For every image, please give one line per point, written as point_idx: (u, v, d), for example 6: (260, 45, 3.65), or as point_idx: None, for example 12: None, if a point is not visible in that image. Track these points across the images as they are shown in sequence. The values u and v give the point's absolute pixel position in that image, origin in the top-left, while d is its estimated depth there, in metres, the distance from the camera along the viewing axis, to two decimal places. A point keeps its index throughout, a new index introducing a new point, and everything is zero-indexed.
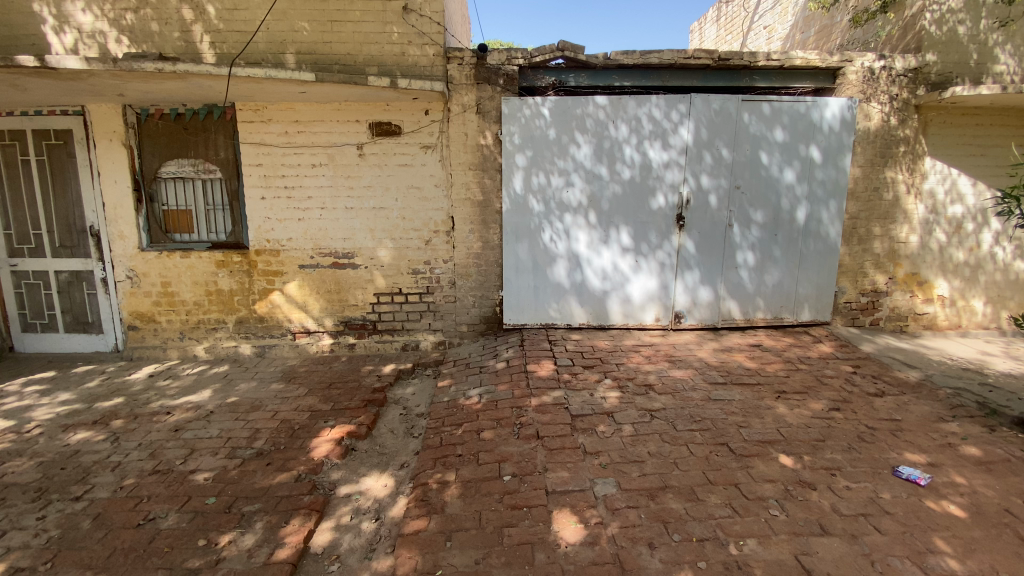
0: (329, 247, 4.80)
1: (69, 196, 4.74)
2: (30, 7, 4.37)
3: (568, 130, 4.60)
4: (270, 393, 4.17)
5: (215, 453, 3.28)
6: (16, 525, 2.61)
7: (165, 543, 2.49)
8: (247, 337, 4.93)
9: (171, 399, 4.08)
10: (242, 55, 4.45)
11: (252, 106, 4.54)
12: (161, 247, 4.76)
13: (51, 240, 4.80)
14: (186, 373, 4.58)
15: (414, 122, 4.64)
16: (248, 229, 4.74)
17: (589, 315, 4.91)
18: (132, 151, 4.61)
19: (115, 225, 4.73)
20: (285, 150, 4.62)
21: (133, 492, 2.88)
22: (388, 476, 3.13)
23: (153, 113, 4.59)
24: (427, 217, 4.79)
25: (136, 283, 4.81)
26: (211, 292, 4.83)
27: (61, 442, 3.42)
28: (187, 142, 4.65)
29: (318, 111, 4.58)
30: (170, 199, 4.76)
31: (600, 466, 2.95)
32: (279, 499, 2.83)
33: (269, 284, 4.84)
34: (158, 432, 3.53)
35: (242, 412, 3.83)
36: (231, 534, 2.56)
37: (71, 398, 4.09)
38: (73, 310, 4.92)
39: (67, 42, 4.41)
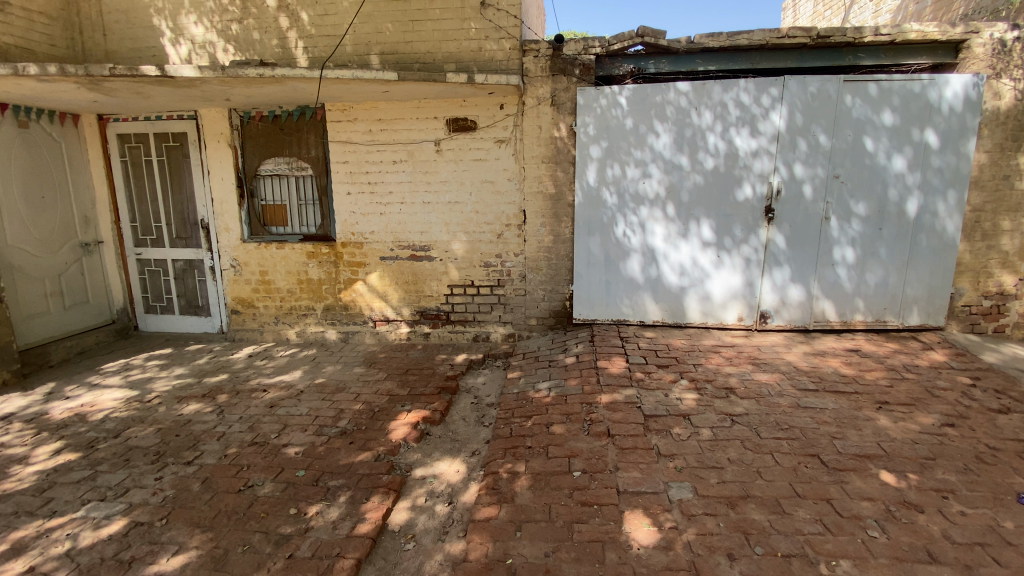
0: (407, 240, 4.99)
1: (183, 193, 5.28)
2: (151, 22, 4.90)
3: (647, 118, 4.44)
4: (353, 376, 4.44)
5: (305, 430, 3.53)
6: (139, 483, 2.97)
7: (261, 509, 2.72)
8: (333, 323, 5.25)
9: (268, 378, 4.45)
10: (332, 58, 4.73)
11: (340, 106, 4.80)
12: (260, 239, 5.19)
13: (169, 232, 5.39)
14: (280, 355, 4.98)
15: (489, 117, 4.68)
16: (335, 223, 5.05)
17: (665, 312, 4.72)
18: (236, 151, 5.05)
19: (221, 218, 5.21)
20: (369, 148, 4.85)
21: (234, 460, 3.17)
22: (460, 462, 3.21)
23: (254, 115, 5.00)
24: (500, 211, 4.83)
25: (238, 272, 5.27)
26: (302, 281, 5.19)
27: (177, 412, 3.84)
28: (283, 141, 5.01)
29: (400, 109, 4.75)
30: (267, 195, 5.16)
31: (675, 469, 2.83)
32: (361, 477, 3.00)
33: (353, 275, 5.13)
34: (256, 408, 3.87)
35: (328, 393, 4.10)
36: (317, 506, 2.74)
37: (184, 373, 4.59)
38: (186, 294, 5.50)
39: (182, 53, 4.90)
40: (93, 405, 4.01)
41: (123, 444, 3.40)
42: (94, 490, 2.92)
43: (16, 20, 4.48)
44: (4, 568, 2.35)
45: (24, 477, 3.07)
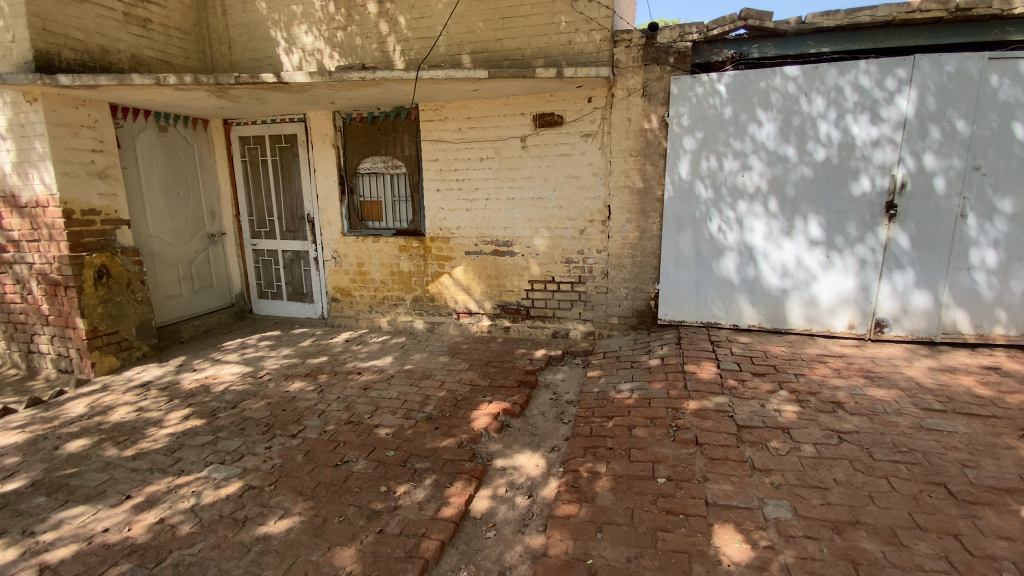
0: (491, 235, 5.08)
1: (292, 189, 5.78)
2: (269, 34, 5.39)
3: (749, 107, 4.15)
4: (438, 364, 4.61)
5: (394, 413, 3.73)
6: (252, 450, 3.30)
7: (355, 483, 2.91)
8: (421, 313, 5.49)
9: (362, 361, 4.76)
10: (426, 59, 4.92)
11: (433, 106, 4.98)
12: (357, 233, 5.53)
13: (280, 225, 5.93)
14: (373, 341, 5.30)
15: (576, 111, 4.62)
16: (425, 218, 5.26)
17: (763, 316, 4.40)
18: (338, 150, 5.42)
19: (324, 214, 5.62)
20: (458, 146, 4.99)
21: (332, 436, 3.42)
22: (540, 457, 3.21)
23: (354, 117, 5.32)
24: (584, 207, 4.76)
25: (338, 263, 5.67)
26: (394, 273, 5.48)
27: (284, 388, 4.22)
28: (380, 141, 5.30)
29: (488, 107, 4.83)
30: (364, 192, 5.50)
31: (771, 485, 2.63)
32: (445, 462, 3.10)
33: (439, 268, 5.32)
34: (351, 389, 4.15)
35: (415, 379, 4.30)
36: (405, 485, 2.88)
37: (290, 354, 5.04)
38: (293, 282, 6.03)
39: (294, 61, 5.34)
40: (215, 378, 4.52)
41: (239, 414, 3.80)
42: (216, 453, 3.29)
43: (157, 35, 5.13)
44: (142, 516, 2.69)
45: (159, 437, 3.52)
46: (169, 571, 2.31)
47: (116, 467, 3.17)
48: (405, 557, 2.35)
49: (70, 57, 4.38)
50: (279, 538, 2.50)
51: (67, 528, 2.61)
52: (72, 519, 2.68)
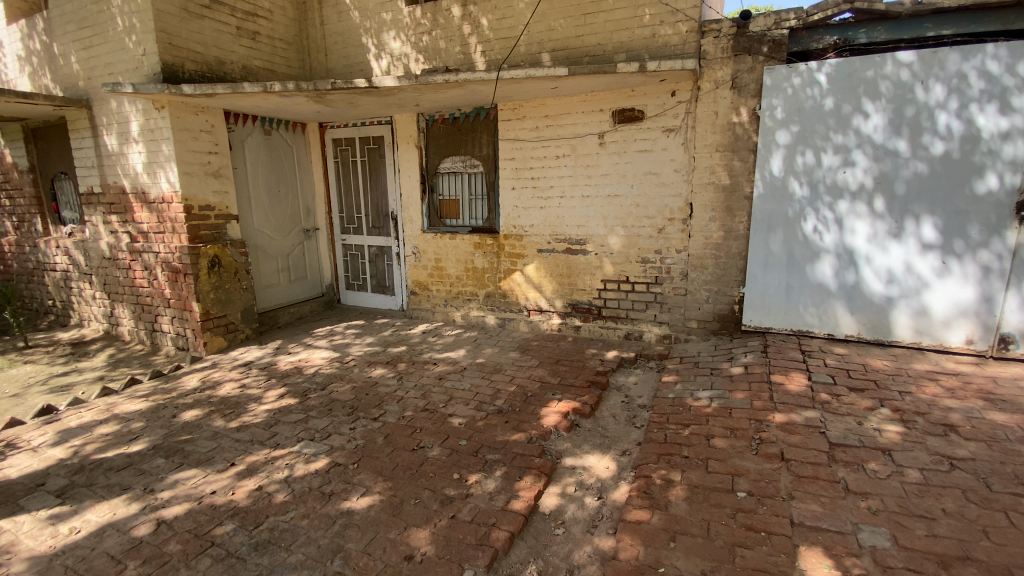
0: (564, 233, 5.06)
1: (378, 188, 6.11)
2: (361, 41, 5.73)
3: (853, 97, 3.81)
4: (509, 359, 4.68)
5: (467, 404, 3.84)
6: (338, 430, 3.54)
7: (430, 469, 3.03)
8: (492, 309, 5.60)
9: (437, 352, 4.95)
10: (507, 59, 4.99)
11: (511, 105, 5.05)
12: (436, 230, 5.75)
13: (366, 222, 6.30)
14: (448, 333, 5.48)
15: (659, 105, 4.47)
16: (500, 216, 5.35)
17: (863, 325, 4.03)
18: (421, 150, 5.65)
19: (406, 211, 5.89)
20: (535, 144, 5.02)
21: (410, 422, 3.59)
22: (610, 459, 3.17)
23: (437, 118, 5.52)
24: (663, 204, 4.61)
25: (417, 258, 5.92)
26: (469, 269, 5.63)
27: (366, 374, 4.49)
28: (460, 140, 5.46)
29: (567, 104, 4.81)
30: (444, 190, 5.69)
31: (867, 510, 2.40)
32: (515, 455, 3.15)
33: (512, 265, 5.39)
34: (427, 378, 4.33)
35: (487, 372, 4.40)
36: (477, 475, 2.96)
37: (372, 342, 5.35)
38: (377, 275, 6.38)
39: (383, 66, 5.64)
40: (307, 361, 4.91)
41: (327, 396, 4.10)
42: (306, 430, 3.57)
43: (264, 46, 5.62)
44: (243, 482, 2.98)
45: (259, 412, 3.88)
46: (267, 534, 2.53)
47: (223, 437, 3.53)
48: (476, 544, 2.41)
49: (191, 69, 4.92)
50: (361, 513, 2.67)
51: (182, 487, 2.94)
52: (186, 480, 3.02)
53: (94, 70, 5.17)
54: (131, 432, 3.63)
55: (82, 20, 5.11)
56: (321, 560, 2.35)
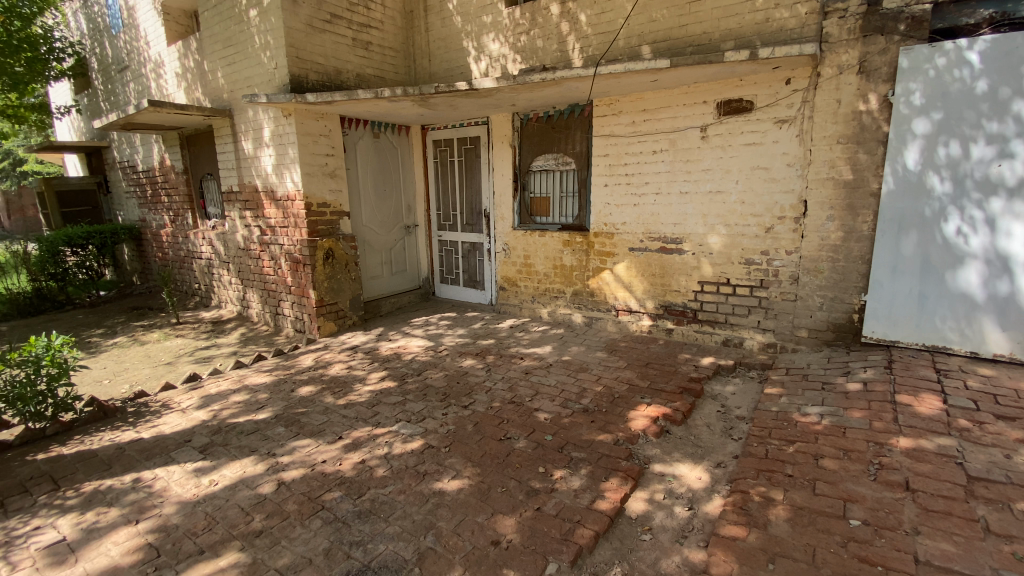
0: (659, 231, 4.90)
1: (472, 186, 6.32)
2: (461, 44, 5.96)
3: (1014, 78, 3.26)
4: (596, 359, 4.63)
5: (553, 400, 3.87)
6: (432, 414, 3.74)
7: (516, 460, 3.11)
8: (580, 307, 5.57)
9: (524, 347, 5.03)
10: (605, 55, 4.92)
11: (607, 100, 4.97)
12: (527, 227, 5.83)
13: (461, 219, 6.55)
14: (535, 329, 5.55)
15: (770, 95, 4.16)
16: (591, 213, 5.29)
17: (1018, 344, 3.46)
18: (515, 149, 5.75)
19: (499, 209, 6.03)
20: (631, 139, 4.90)
21: (497, 413, 3.70)
22: (703, 470, 3.02)
23: (531, 117, 5.58)
24: (772, 202, 4.28)
25: (507, 254, 6.04)
26: (558, 266, 5.64)
27: (457, 364, 4.69)
28: (553, 138, 5.47)
29: (666, 98, 4.64)
30: (536, 188, 5.75)
31: (1016, 557, 2.06)
32: (601, 456, 3.12)
33: (602, 264, 5.31)
34: (515, 372, 4.42)
35: (573, 370, 4.40)
36: (562, 471, 2.98)
37: (463, 333, 5.57)
38: (469, 270, 6.62)
39: (482, 68, 5.83)
40: (404, 348, 5.24)
41: (422, 381, 4.35)
42: (404, 412, 3.81)
43: (376, 55, 6.05)
44: (349, 455, 3.26)
45: (363, 392, 4.22)
46: (368, 504, 2.75)
47: (332, 412, 3.89)
48: (561, 539, 2.43)
49: (314, 80, 5.43)
50: (452, 495, 2.80)
51: (298, 454, 3.29)
52: (302, 448, 3.37)
53: (236, 83, 5.91)
54: (257, 401, 4.13)
55: (227, 40, 5.86)
56: (415, 535, 2.51)
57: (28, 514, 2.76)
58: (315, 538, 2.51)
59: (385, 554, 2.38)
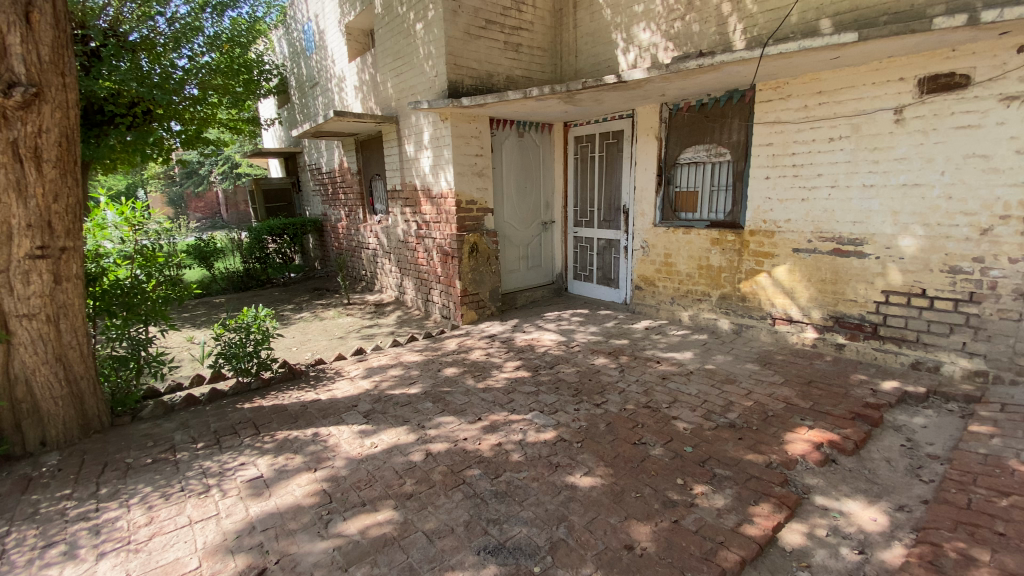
0: (832, 231, 4.29)
1: (613, 181, 6.19)
2: (610, 37, 5.87)
3: None
4: (746, 371, 4.23)
5: (694, 409, 3.63)
6: (564, 408, 3.78)
7: (652, 467, 2.98)
8: (728, 313, 5.14)
9: (662, 351, 4.81)
10: (773, 34, 4.45)
11: (773, 84, 4.47)
12: (670, 224, 5.54)
13: (599, 215, 6.46)
14: (674, 333, 5.27)
15: (995, 66, 3.37)
16: (747, 210, 4.83)
17: None
18: (662, 141, 5.48)
19: (640, 204, 5.82)
20: (800, 126, 4.35)
21: (632, 415, 3.60)
22: (879, 511, 2.58)
23: (682, 106, 5.27)
24: (992, 196, 3.48)
25: (647, 252, 5.80)
26: (704, 267, 5.26)
27: (590, 361, 4.67)
28: (706, 128, 5.10)
29: (849, 77, 4.02)
30: (683, 182, 5.42)
31: None
32: (750, 477, 2.85)
33: (757, 265, 4.83)
34: (651, 375, 4.25)
35: (716, 380, 4.08)
36: (703, 486, 2.79)
37: (596, 331, 5.51)
38: (604, 268, 6.52)
39: (630, 59, 5.67)
40: (538, 340, 5.37)
41: (555, 375, 4.41)
42: (537, 403, 3.91)
43: (525, 55, 6.25)
44: (487, 436, 3.44)
45: (499, 379, 4.43)
46: (504, 486, 2.88)
47: (472, 394, 4.15)
48: (700, 557, 2.28)
49: (469, 84, 5.80)
50: (584, 491, 2.80)
51: (443, 429, 3.58)
52: (446, 424, 3.66)
53: (402, 92, 6.58)
54: (410, 377, 4.58)
55: (397, 53, 6.53)
56: (548, 523, 2.55)
57: (239, 451, 3.41)
58: (456, 509, 2.70)
59: (519, 536, 2.47)
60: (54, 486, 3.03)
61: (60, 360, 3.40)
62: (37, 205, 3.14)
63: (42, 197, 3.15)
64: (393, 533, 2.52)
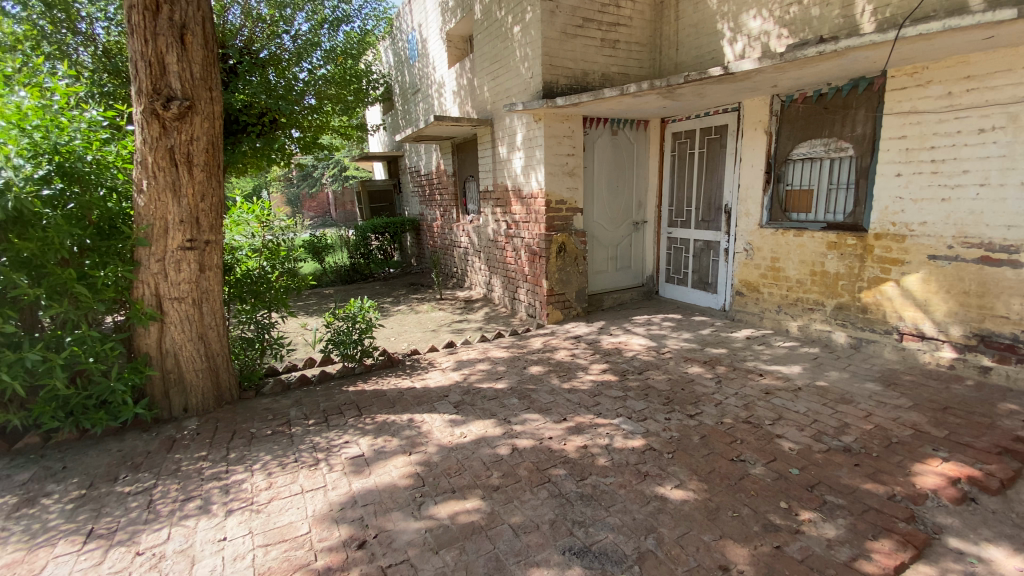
0: (980, 236, 3.72)
1: (714, 180, 5.86)
2: (715, 27, 5.57)
3: None
4: (864, 391, 3.80)
5: (801, 429, 3.33)
6: (655, 416, 3.64)
7: (751, 486, 2.78)
8: (844, 325, 4.65)
9: (764, 363, 4.46)
10: (911, 13, 3.94)
11: (909, 69, 3.97)
12: (778, 225, 5.12)
13: (697, 215, 6.15)
14: (779, 345, 4.87)
15: None
16: (871, 211, 4.33)
17: None
18: (771, 136, 5.07)
19: (744, 204, 5.44)
20: (942, 116, 3.81)
21: (730, 430, 3.38)
22: None
23: (797, 98, 4.84)
24: None
25: (750, 255, 5.41)
26: (817, 273, 4.80)
27: (684, 369, 4.46)
28: (825, 121, 4.65)
29: (1009, 58, 3.46)
30: (795, 180, 4.98)
31: None
32: (867, 508, 2.55)
33: (883, 273, 4.31)
34: (752, 389, 3.96)
35: (829, 399, 3.71)
36: (811, 513, 2.54)
37: (690, 338, 5.26)
38: (700, 271, 6.19)
39: (738, 49, 5.33)
40: (627, 344, 5.23)
41: (645, 381, 4.27)
42: (626, 408, 3.81)
43: (622, 52, 6.11)
44: (573, 437, 3.43)
45: (586, 381, 4.38)
46: (590, 489, 2.85)
47: (558, 394, 4.15)
48: None
49: (563, 83, 5.80)
50: (675, 504, 2.68)
51: (529, 426, 3.62)
52: (532, 421, 3.69)
53: (498, 95, 6.75)
54: (497, 372, 4.70)
55: (494, 57, 6.70)
56: (635, 532, 2.48)
57: (343, 430, 3.71)
58: (542, 506, 2.71)
59: (605, 541, 2.43)
60: (194, 447, 3.50)
61: (201, 338, 3.92)
62: (188, 203, 3.65)
63: (191, 197, 3.65)
64: (481, 522, 2.60)
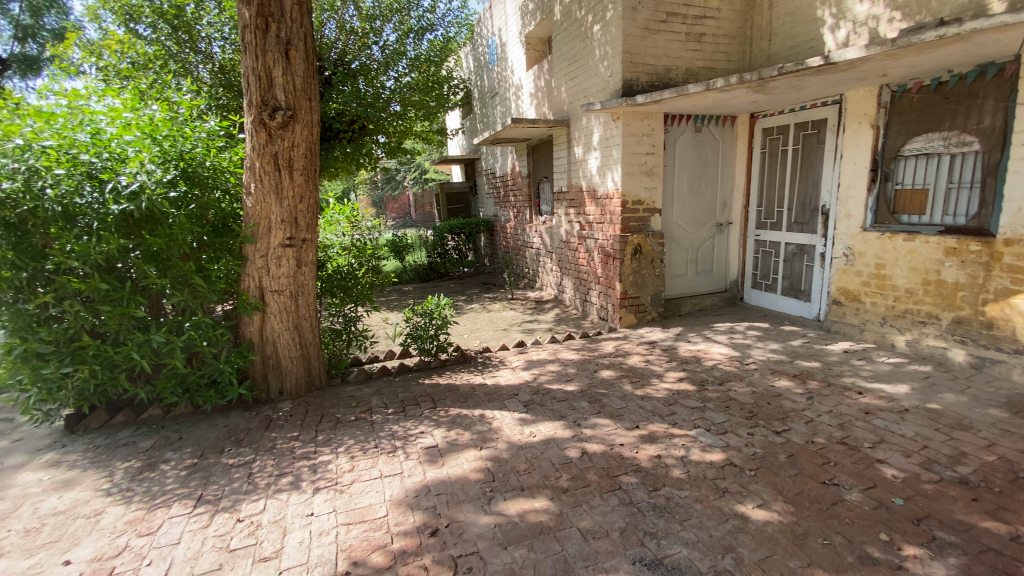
0: None
1: (809, 178, 5.41)
2: (815, 14, 5.16)
3: None
4: (988, 417, 3.34)
5: (907, 455, 3.00)
6: (735, 430, 3.44)
7: (845, 513, 2.55)
8: (963, 341, 4.13)
9: (865, 380, 4.05)
10: None
11: None
12: (884, 228, 4.63)
13: (789, 216, 5.72)
14: (882, 361, 4.41)
15: None
16: (1002, 213, 3.82)
17: None
18: (879, 130, 4.60)
19: (844, 204, 4.98)
20: None
21: (822, 450, 3.12)
22: None
23: (911, 87, 4.35)
24: None
25: (850, 261, 4.95)
26: (930, 282, 4.29)
27: (770, 382, 4.17)
28: (945, 112, 4.15)
29: None
30: (906, 178, 4.48)
31: None
32: (987, 550, 2.25)
33: (1014, 284, 3.78)
34: (849, 408, 3.62)
35: (942, 425, 3.30)
36: (916, 549, 2.28)
37: (777, 349, 4.91)
38: (791, 277, 5.76)
39: (840, 37, 4.89)
40: (706, 353, 4.99)
41: (726, 393, 4.04)
42: (704, 420, 3.63)
43: (708, 45, 5.84)
44: (646, 446, 3.33)
45: (660, 389, 4.23)
46: (662, 500, 2.76)
47: (631, 400, 4.04)
48: None
49: (644, 80, 5.65)
50: (756, 524, 2.52)
51: (600, 431, 3.56)
52: (603, 426, 3.63)
53: (575, 95, 6.71)
54: (568, 374, 4.67)
55: (573, 57, 6.67)
56: (711, 550, 2.37)
57: (419, 421, 3.87)
58: (612, 513, 2.66)
59: (678, 556, 2.34)
60: (287, 427, 3.82)
61: (297, 328, 4.27)
62: (289, 204, 3.99)
63: (292, 199, 3.99)
64: (550, 523, 2.60)
